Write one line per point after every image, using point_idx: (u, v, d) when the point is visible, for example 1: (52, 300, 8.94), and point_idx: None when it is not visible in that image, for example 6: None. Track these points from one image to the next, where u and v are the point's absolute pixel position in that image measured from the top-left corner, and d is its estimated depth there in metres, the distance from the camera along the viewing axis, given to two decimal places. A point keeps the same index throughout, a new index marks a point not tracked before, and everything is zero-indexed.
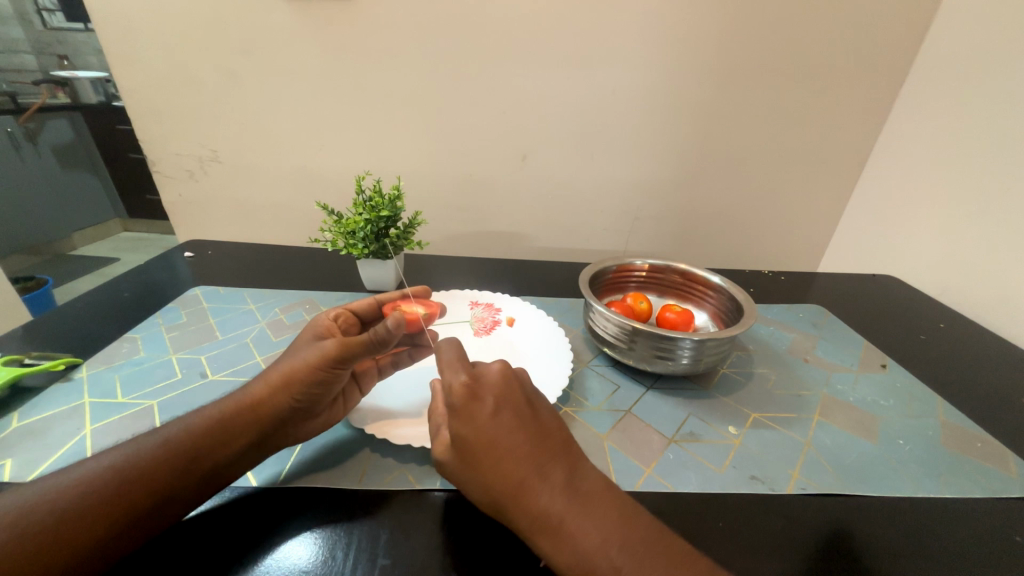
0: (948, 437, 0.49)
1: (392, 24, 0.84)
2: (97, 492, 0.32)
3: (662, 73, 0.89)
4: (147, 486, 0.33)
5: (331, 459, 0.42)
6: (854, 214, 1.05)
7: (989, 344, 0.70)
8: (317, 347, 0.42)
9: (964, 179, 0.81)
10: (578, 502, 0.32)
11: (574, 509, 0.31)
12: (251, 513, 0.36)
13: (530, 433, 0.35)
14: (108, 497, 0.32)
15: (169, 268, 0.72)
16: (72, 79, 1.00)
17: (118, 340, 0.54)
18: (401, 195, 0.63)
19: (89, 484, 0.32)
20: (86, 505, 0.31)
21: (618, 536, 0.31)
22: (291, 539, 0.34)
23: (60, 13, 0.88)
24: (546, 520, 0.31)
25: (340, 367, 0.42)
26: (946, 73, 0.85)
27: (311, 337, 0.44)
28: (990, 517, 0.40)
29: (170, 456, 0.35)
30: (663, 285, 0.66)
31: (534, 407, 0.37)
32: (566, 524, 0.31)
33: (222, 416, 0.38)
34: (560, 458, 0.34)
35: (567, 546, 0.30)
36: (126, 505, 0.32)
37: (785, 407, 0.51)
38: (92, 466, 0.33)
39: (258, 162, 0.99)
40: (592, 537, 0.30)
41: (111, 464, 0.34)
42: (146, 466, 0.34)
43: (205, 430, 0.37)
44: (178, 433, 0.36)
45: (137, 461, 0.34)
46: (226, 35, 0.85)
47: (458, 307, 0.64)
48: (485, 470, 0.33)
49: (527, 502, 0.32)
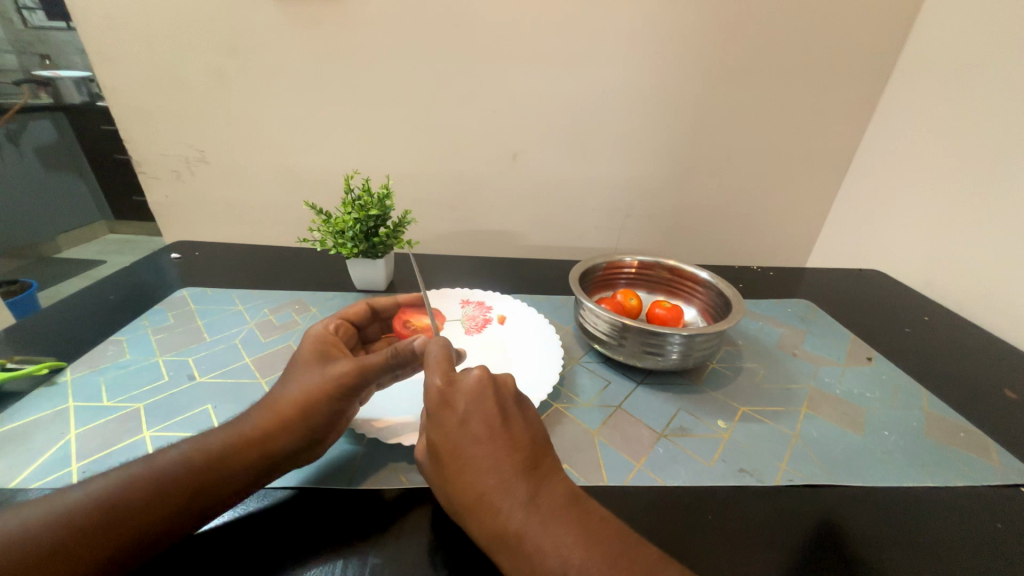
0: (931, 427, 0.50)
1: (380, 22, 0.84)
2: (85, 525, 0.30)
3: (651, 71, 0.90)
4: (140, 518, 0.31)
5: (327, 465, 0.41)
6: (841, 210, 1.07)
7: (972, 336, 0.72)
8: (328, 372, 0.41)
9: (948, 174, 0.82)
10: (540, 517, 0.31)
11: (534, 524, 0.31)
12: (254, 538, 0.34)
13: (500, 442, 0.34)
14: (98, 529, 0.30)
15: (156, 270, 0.71)
16: (56, 78, 0.98)
17: (103, 343, 0.53)
18: (390, 194, 0.63)
19: (77, 516, 0.31)
20: (78, 531, 0.30)
21: (577, 556, 0.30)
22: (285, 542, 0.34)
23: (40, 11, 0.88)
24: (508, 533, 0.31)
25: (357, 389, 0.42)
26: (929, 71, 0.87)
27: (313, 359, 0.43)
28: (973, 504, 0.41)
29: (162, 485, 0.33)
30: (653, 282, 0.67)
31: (511, 412, 0.36)
32: (526, 539, 0.31)
33: (224, 445, 0.36)
34: (527, 471, 0.33)
35: (526, 559, 0.30)
36: (118, 538, 0.31)
37: (773, 400, 0.52)
38: (78, 496, 0.32)
39: (246, 162, 0.98)
40: (550, 555, 0.30)
41: (98, 493, 0.32)
42: (136, 494, 0.32)
43: (201, 457, 0.35)
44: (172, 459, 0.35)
45: (130, 485, 0.33)
46: (211, 33, 0.84)
47: (449, 306, 0.64)
48: (454, 478, 0.34)
49: (490, 512, 0.32)
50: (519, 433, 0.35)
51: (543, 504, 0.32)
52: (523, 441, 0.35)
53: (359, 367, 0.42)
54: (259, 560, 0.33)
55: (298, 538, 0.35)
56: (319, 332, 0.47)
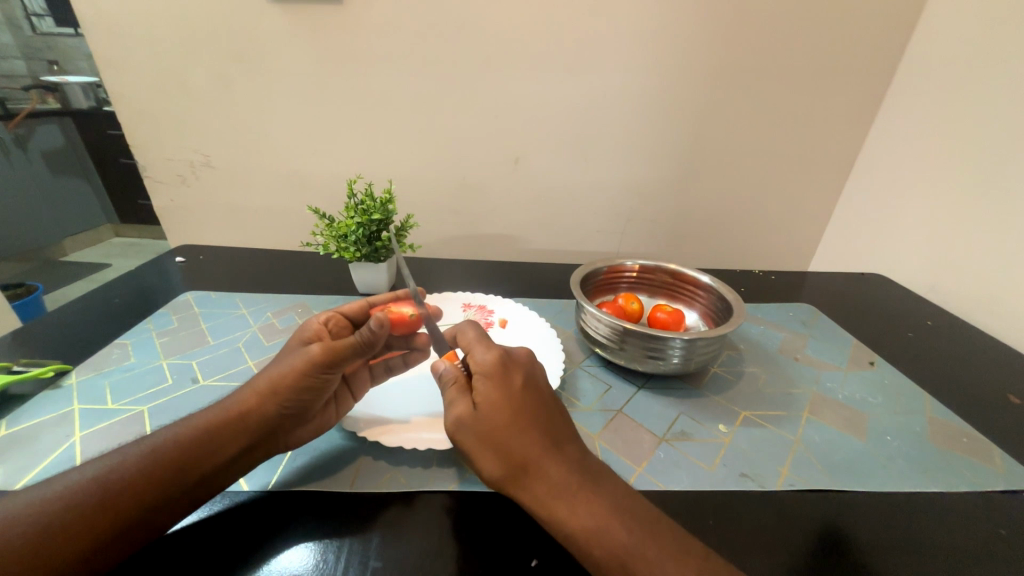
0: (934, 433, 0.49)
1: (384, 28, 0.85)
2: (82, 505, 0.32)
3: (652, 75, 0.90)
4: (135, 499, 0.33)
5: (325, 466, 0.41)
6: (844, 214, 1.07)
7: (976, 341, 0.71)
8: (302, 352, 0.41)
9: (951, 178, 0.82)
10: (576, 484, 0.33)
11: (570, 489, 0.33)
12: (241, 522, 0.36)
13: (549, 409, 0.37)
14: (95, 510, 0.31)
15: (161, 274, 0.72)
16: (61, 83, 1.00)
17: (108, 346, 0.53)
18: (393, 198, 0.64)
19: (74, 497, 0.32)
20: (73, 512, 0.31)
21: (612, 519, 0.32)
22: (282, 543, 0.34)
23: (49, 18, 0.88)
24: (542, 496, 0.33)
25: (329, 371, 0.41)
26: (932, 75, 0.87)
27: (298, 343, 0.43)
28: (976, 510, 0.40)
29: (151, 468, 0.34)
30: (654, 286, 0.67)
31: (546, 391, 0.39)
32: (561, 502, 0.33)
33: (213, 429, 0.37)
34: (572, 438, 0.36)
35: (559, 521, 0.32)
36: (113, 519, 0.32)
37: (774, 405, 0.52)
38: (76, 477, 0.33)
39: (250, 167, 0.99)
40: (584, 517, 0.32)
41: (94, 476, 0.33)
42: (129, 477, 0.33)
43: (190, 442, 0.36)
44: (164, 444, 0.36)
45: (121, 469, 0.34)
46: (217, 39, 0.85)
47: (450, 310, 0.64)
48: (489, 443, 0.35)
49: (524, 475, 0.34)
50: (552, 408, 0.38)
51: (579, 473, 0.34)
52: (556, 416, 0.37)
53: (329, 347, 0.41)
54: (247, 549, 0.34)
55: (289, 531, 0.35)
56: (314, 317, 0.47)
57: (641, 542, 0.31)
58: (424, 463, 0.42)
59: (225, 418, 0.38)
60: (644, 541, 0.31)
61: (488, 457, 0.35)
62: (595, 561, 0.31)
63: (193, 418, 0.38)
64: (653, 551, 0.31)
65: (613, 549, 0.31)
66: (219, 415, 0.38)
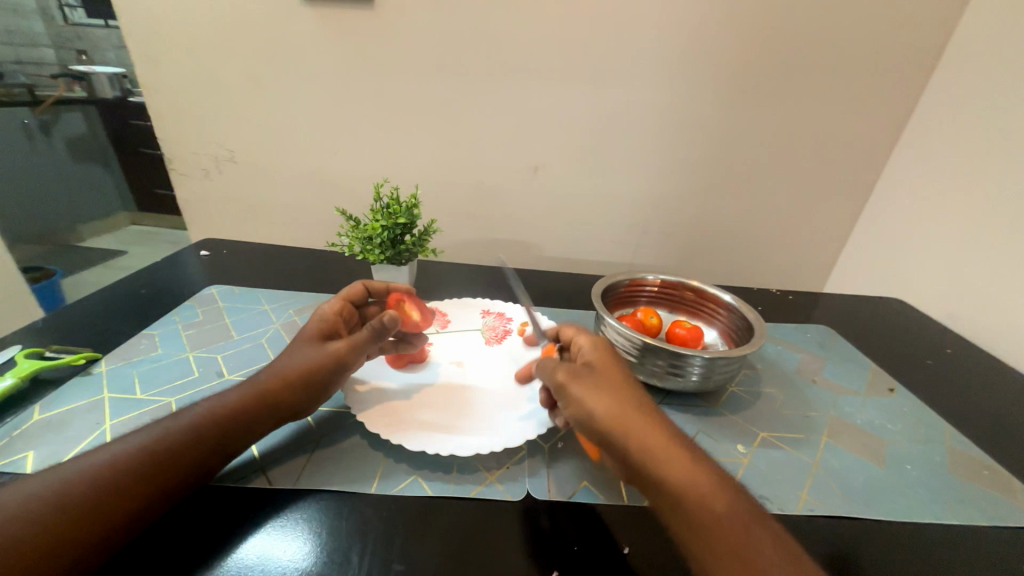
0: (955, 464, 0.49)
1: (414, 35, 0.86)
2: (120, 472, 0.33)
3: (676, 91, 0.91)
4: (171, 467, 0.35)
5: (346, 466, 0.42)
6: (861, 238, 1.06)
7: (997, 372, 0.71)
8: (320, 352, 0.44)
9: (976, 208, 0.82)
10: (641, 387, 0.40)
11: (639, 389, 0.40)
12: (261, 497, 0.38)
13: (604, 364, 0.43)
14: (132, 479, 0.33)
15: (187, 266, 0.73)
16: (124, 89, 1.17)
17: (136, 336, 0.54)
18: (418, 203, 0.64)
19: (109, 466, 0.33)
20: (117, 481, 0.33)
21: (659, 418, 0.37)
22: (310, 540, 0.35)
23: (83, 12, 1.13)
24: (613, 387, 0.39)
25: (347, 366, 0.46)
26: (959, 104, 0.86)
27: (312, 337, 0.46)
28: (999, 546, 0.40)
29: (193, 439, 0.37)
30: (674, 302, 0.67)
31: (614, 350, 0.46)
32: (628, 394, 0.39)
33: (244, 395, 0.41)
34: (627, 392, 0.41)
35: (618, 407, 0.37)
36: (151, 486, 0.34)
37: (793, 428, 0.52)
38: (118, 449, 0.35)
39: (274, 164, 1.00)
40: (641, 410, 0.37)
41: (131, 448, 0.35)
42: (171, 448, 0.36)
43: (223, 414, 0.39)
44: (197, 418, 0.38)
45: (165, 442, 0.36)
46: (250, 40, 0.87)
47: (470, 315, 0.64)
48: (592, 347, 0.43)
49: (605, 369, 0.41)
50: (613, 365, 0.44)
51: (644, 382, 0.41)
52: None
53: (349, 341, 0.46)
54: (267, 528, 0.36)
55: (306, 516, 0.37)
56: (323, 308, 0.49)
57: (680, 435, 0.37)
58: (444, 468, 0.43)
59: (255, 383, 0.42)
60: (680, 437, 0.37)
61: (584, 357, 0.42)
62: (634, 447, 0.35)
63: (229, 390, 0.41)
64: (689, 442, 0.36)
65: (657, 436, 0.36)
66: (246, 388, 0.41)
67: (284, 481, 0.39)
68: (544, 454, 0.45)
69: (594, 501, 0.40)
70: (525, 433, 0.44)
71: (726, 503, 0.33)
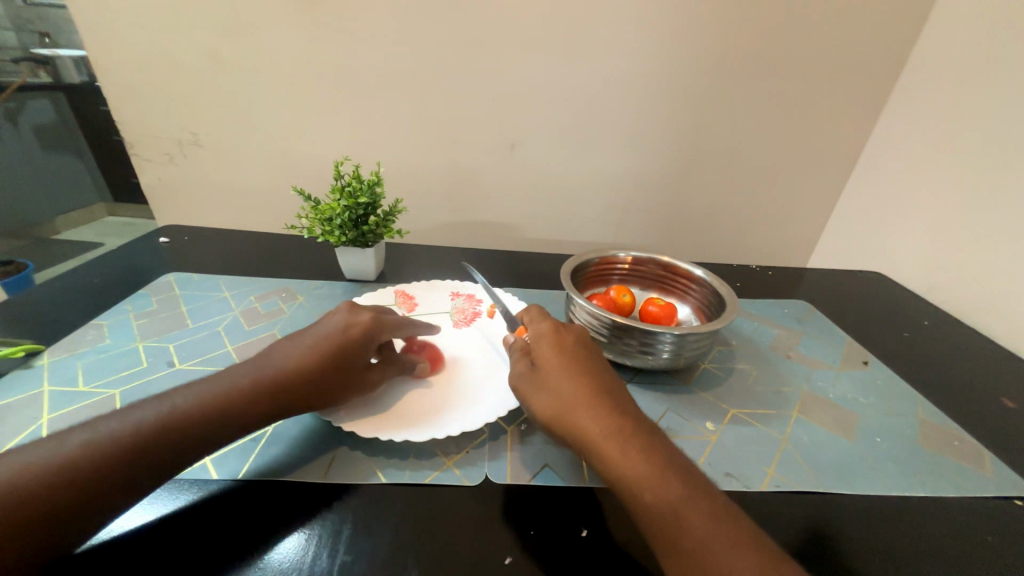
0: (925, 436, 0.48)
1: (378, 6, 0.82)
2: (57, 480, 0.31)
3: (656, 62, 0.87)
4: (115, 474, 0.32)
5: (298, 456, 0.40)
6: (844, 212, 1.05)
7: (974, 343, 0.70)
8: (359, 383, 0.43)
9: (956, 180, 0.80)
10: (591, 365, 0.40)
11: (590, 368, 0.40)
12: (209, 495, 0.36)
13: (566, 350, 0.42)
14: (66, 487, 0.31)
15: (146, 254, 0.70)
16: (55, 57, 0.84)
17: (84, 327, 0.52)
18: (380, 181, 0.61)
19: (45, 472, 0.31)
20: (49, 489, 0.30)
21: (603, 394, 0.37)
22: (263, 532, 0.34)
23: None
24: (556, 367, 0.39)
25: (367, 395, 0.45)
26: (942, 72, 0.84)
27: (353, 355, 0.42)
28: (964, 516, 0.40)
29: (138, 446, 0.33)
30: (647, 279, 0.65)
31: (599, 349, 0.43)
32: (572, 371, 0.39)
33: (217, 401, 0.37)
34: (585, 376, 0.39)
35: (558, 384, 0.38)
36: (86, 496, 0.31)
37: (764, 403, 0.51)
38: (55, 451, 0.32)
39: (240, 146, 0.96)
40: (580, 387, 0.38)
41: (69, 452, 0.32)
42: (112, 455, 0.32)
43: (180, 417, 0.36)
44: (145, 422, 0.34)
45: (106, 447, 0.33)
46: (204, 13, 0.82)
47: (438, 298, 0.63)
48: (547, 327, 0.43)
49: (552, 348, 0.41)
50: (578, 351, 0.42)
51: (599, 363, 0.41)
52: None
53: (382, 369, 0.45)
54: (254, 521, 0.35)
55: (254, 508, 0.36)
56: (364, 318, 0.45)
57: (624, 410, 0.37)
58: (401, 455, 0.41)
59: (265, 395, 0.39)
60: (623, 411, 0.36)
61: (533, 343, 0.43)
62: (568, 423, 0.36)
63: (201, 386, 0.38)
64: (632, 417, 0.36)
65: (594, 412, 0.36)
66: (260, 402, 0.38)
67: (232, 475, 0.38)
68: (506, 436, 0.44)
69: (555, 483, 0.39)
70: (485, 416, 0.43)
71: (656, 475, 0.32)
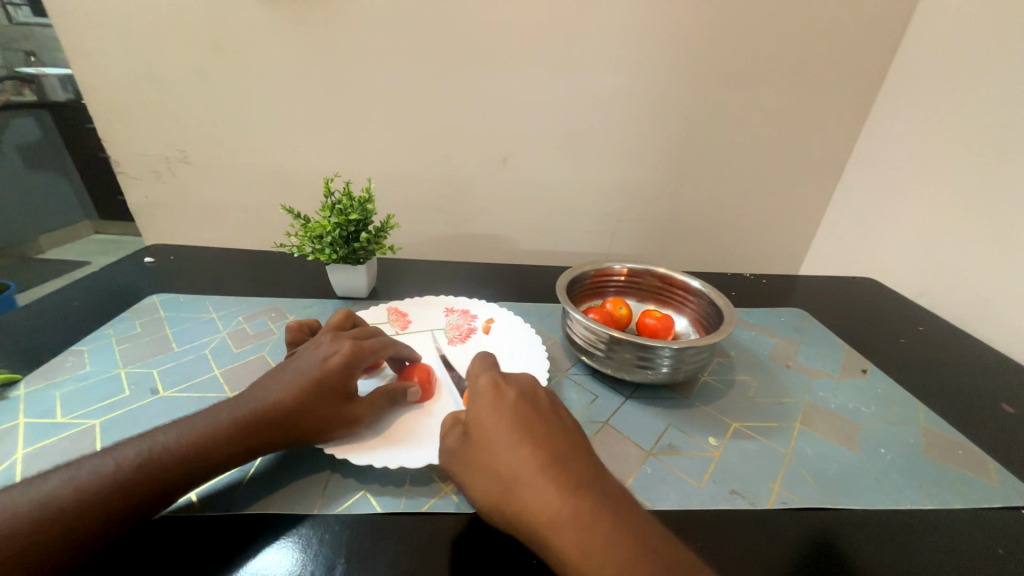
0: (928, 445, 0.48)
1: (369, 21, 0.82)
2: (24, 525, 0.29)
3: (647, 74, 0.88)
4: (89, 515, 0.31)
5: (289, 486, 0.38)
6: (835, 218, 1.06)
7: (967, 347, 0.71)
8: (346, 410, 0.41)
9: (940, 184, 0.82)
10: (535, 428, 0.35)
11: (538, 434, 0.35)
12: (192, 528, 0.34)
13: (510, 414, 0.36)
14: (44, 530, 0.29)
15: (130, 276, 0.68)
16: (40, 76, 0.85)
17: (63, 354, 0.50)
18: (372, 197, 0.61)
19: (20, 518, 0.29)
20: (29, 533, 0.29)
21: (551, 465, 0.33)
22: (254, 564, 0.32)
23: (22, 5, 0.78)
24: (495, 438, 0.35)
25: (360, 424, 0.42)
26: (924, 80, 0.86)
27: (336, 384, 0.41)
28: (975, 528, 0.39)
29: (118, 483, 0.32)
30: (643, 290, 0.65)
31: (545, 402, 0.38)
32: (511, 442, 0.34)
33: (199, 435, 0.36)
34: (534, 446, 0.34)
35: (498, 460, 0.34)
36: (66, 539, 0.30)
37: (766, 416, 0.50)
38: (34, 493, 0.31)
39: (229, 163, 0.94)
40: (523, 461, 0.33)
41: (42, 495, 0.31)
42: (91, 495, 0.31)
43: (163, 453, 0.34)
44: (125, 460, 0.33)
45: (84, 488, 0.31)
46: (194, 30, 0.81)
47: (432, 314, 0.61)
48: (484, 386, 0.38)
49: (489, 415, 0.36)
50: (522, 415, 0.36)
51: (550, 422, 0.36)
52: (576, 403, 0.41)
53: (370, 402, 0.42)
54: (244, 555, 0.33)
55: (242, 542, 0.34)
56: (344, 347, 0.43)
57: (575, 482, 0.32)
58: (396, 482, 0.40)
59: (244, 428, 0.37)
60: (573, 484, 0.32)
61: (472, 404, 0.38)
62: (512, 507, 0.32)
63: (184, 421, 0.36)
64: (584, 490, 0.31)
65: (540, 490, 0.31)
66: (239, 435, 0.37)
67: (220, 507, 0.36)
68: None
69: None
70: None
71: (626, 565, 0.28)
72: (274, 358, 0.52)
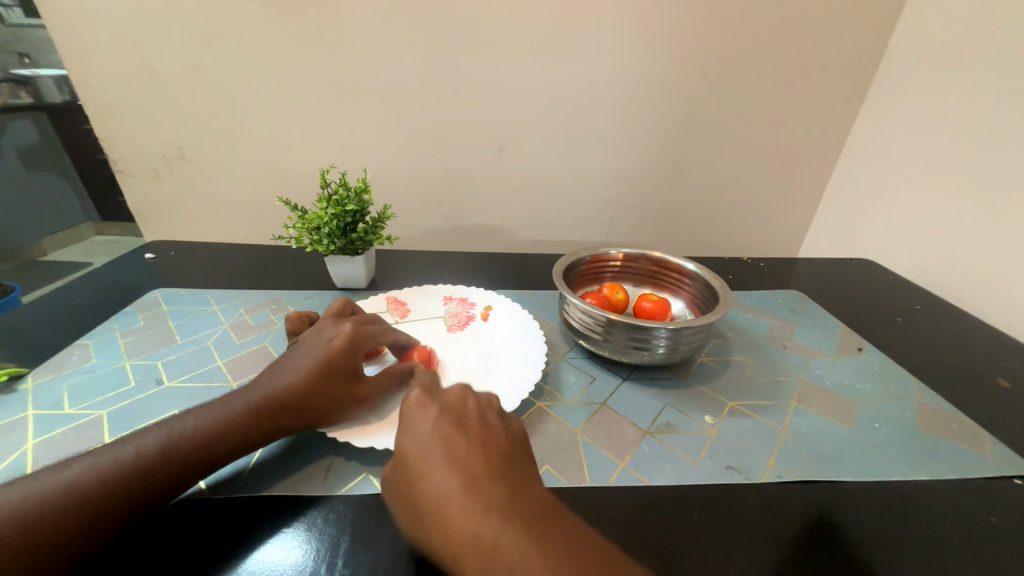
0: (923, 419, 0.48)
1: (359, 12, 0.81)
2: (49, 510, 0.30)
3: (641, 58, 0.87)
4: (111, 501, 0.31)
5: (295, 472, 0.39)
6: (833, 200, 1.05)
7: (966, 326, 0.70)
8: (352, 389, 0.42)
9: (937, 163, 0.81)
10: (453, 447, 0.33)
11: (467, 452, 0.33)
12: (207, 511, 0.35)
13: (441, 431, 0.34)
14: (66, 517, 0.30)
15: (131, 272, 0.69)
16: (35, 77, 0.82)
17: (68, 348, 0.51)
18: (368, 187, 0.61)
19: (46, 504, 0.30)
20: (56, 518, 0.30)
21: (463, 485, 0.31)
22: (265, 545, 0.33)
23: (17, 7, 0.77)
24: (409, 461, 0.33)
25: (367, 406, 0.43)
26: (921, 58, 0.85)
27: (341, 364, 0.41)
28: (968, 499, 0.39)
29: (137, 471, 0.33)
30: (639, 274, 0.65)
31: (480, 417, 0.36)
32: (428, 467, 0.32)
33: (213, 424, 0.37)
34: (461, 466, 0.32)
35: (418, 485, 0.32)
36: (89, 522, 0.30)
37: (762, 394, 0.51)
38: (58, 479, 0.31)
39: (226, 159, 0.95)
40: (436, 485, 0.31)
41: (65, 479, 0.31)
42: (113, 482, 0.32)
43: (180, 442, 0.35)
44: (144, 447, 0.34)
45: (105, 475, 0.32)
46: (185, 26, 0.81)
47: (431, 303, 0.62)
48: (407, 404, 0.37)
49: (416, 432, 0.34)
50: (451, 431, 0.34)
51: (484, 438, 0.34)
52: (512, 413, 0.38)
53: (374, 383, 0.43)
54: (255, 537, 0.34)
55: (254, 524, 0.35)
56: (346, 328, 0.44)
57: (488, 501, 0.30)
58: None
59: (253, 412, 0.38)
60: (486, 501, 0.30)
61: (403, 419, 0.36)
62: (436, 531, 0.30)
63: (198, 410, 0.37)
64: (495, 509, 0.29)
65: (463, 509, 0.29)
66: (249, 416, 0.38)
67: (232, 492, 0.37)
68: None
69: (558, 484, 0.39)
70: None
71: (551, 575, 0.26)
72: (276, 348, 0.52)
